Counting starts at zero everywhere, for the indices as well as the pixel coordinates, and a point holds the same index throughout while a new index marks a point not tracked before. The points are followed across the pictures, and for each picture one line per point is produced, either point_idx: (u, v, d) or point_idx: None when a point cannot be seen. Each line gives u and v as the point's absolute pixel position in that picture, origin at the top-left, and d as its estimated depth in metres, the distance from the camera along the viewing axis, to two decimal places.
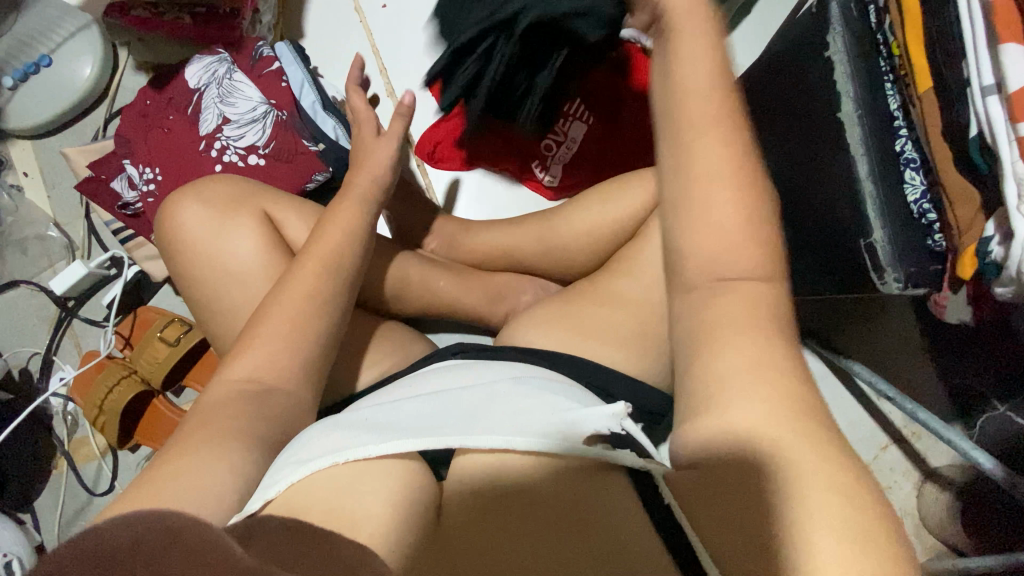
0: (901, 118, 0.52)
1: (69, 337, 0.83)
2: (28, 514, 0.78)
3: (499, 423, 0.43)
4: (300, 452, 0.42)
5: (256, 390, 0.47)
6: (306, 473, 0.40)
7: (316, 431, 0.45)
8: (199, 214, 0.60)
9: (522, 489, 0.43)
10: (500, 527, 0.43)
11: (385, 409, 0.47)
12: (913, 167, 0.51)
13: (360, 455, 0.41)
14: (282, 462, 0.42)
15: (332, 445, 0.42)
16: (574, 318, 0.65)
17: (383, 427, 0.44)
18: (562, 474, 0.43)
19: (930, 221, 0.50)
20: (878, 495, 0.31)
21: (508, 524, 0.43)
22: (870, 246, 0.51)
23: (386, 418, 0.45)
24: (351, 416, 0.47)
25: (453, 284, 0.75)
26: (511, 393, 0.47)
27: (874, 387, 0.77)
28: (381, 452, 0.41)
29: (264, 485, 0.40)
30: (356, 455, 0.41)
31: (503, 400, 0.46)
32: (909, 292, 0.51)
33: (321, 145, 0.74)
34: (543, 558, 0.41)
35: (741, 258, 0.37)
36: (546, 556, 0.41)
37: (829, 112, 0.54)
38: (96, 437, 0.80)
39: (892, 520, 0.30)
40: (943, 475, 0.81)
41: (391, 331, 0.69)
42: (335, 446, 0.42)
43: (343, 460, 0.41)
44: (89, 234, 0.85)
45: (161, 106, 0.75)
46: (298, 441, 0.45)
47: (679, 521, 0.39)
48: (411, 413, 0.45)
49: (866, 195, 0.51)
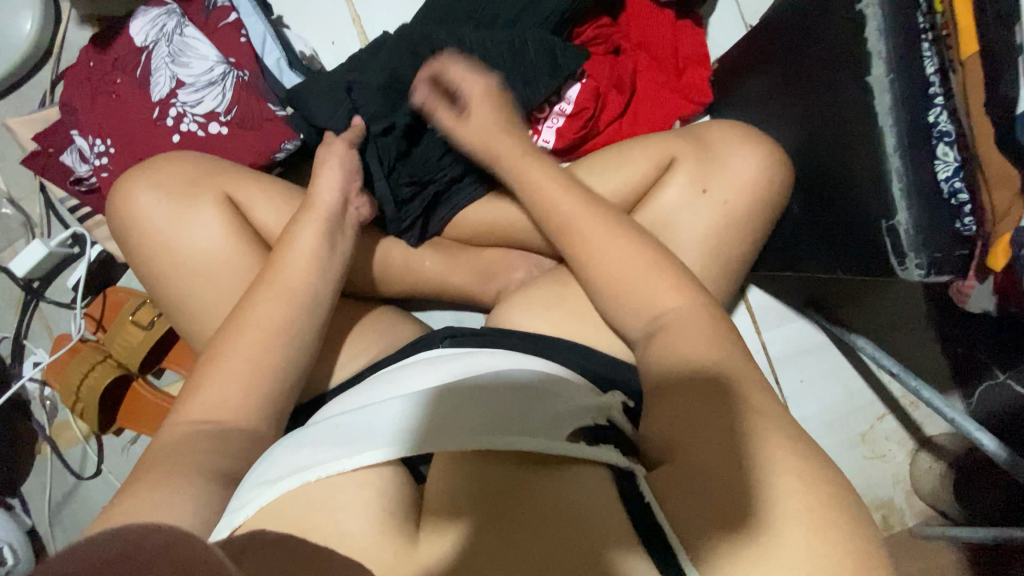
0: (937, 83, 0.45)
1: (38, 320, 0.79)
2: (16, 499, 0.77)
3: (473, 420, 0.39)
4: (270, 468, 0.40)
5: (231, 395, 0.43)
6: (276, 494, 0.38)
7: (284, 444, 0.42)
8: (157, 195, 0.55)
9: (494, 489, 0.38)
10: (467, 524, 0.36)
11: (357, 411, 0.43)
12: (947, 142, 0.45)
13: (333, 471, 0.38)
14: (251, 481, 0.40)
15: (304, 460, 0.39)
16: (569, 301, 0.61)
17: (354, 435, 0.40)
18: (535, 471, 0.38)
19: (961, 203, 0.45)
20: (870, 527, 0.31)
21: (474, 522, 0.36)
22: (892, 229, 0.48)
23: (356, 423, 0.41)
24: (321, 423, 0.43)
25: (439, 262, 0.70)
26: (494, 386, 0.42)
27: (875, 360, 0.73)
28: (356, 464, 0.39)
29: (232, 508, 0.38)
30: (329, 472, 0.38)
31: (481, 392, 0.41)
32: (930, 279, 0.48)
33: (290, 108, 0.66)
34: (514, 558, 0.33)
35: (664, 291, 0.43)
36: (517, 554, 0.33)
37: (858, 75, 0.48)
38: (78, 421, 0.78)
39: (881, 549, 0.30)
40: (938, 443, 0.80)
41: (376, 315, 0.65)
42: (306, 462, 0.39)
43: (316, 476, 0.38)
44: (48, 211, 0.79)
45: (107, 68, 0.68)
46: (263, 459, 0.42)
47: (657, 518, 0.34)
48: (383, 412, 0.41)
49: (891, 172, 0.47)
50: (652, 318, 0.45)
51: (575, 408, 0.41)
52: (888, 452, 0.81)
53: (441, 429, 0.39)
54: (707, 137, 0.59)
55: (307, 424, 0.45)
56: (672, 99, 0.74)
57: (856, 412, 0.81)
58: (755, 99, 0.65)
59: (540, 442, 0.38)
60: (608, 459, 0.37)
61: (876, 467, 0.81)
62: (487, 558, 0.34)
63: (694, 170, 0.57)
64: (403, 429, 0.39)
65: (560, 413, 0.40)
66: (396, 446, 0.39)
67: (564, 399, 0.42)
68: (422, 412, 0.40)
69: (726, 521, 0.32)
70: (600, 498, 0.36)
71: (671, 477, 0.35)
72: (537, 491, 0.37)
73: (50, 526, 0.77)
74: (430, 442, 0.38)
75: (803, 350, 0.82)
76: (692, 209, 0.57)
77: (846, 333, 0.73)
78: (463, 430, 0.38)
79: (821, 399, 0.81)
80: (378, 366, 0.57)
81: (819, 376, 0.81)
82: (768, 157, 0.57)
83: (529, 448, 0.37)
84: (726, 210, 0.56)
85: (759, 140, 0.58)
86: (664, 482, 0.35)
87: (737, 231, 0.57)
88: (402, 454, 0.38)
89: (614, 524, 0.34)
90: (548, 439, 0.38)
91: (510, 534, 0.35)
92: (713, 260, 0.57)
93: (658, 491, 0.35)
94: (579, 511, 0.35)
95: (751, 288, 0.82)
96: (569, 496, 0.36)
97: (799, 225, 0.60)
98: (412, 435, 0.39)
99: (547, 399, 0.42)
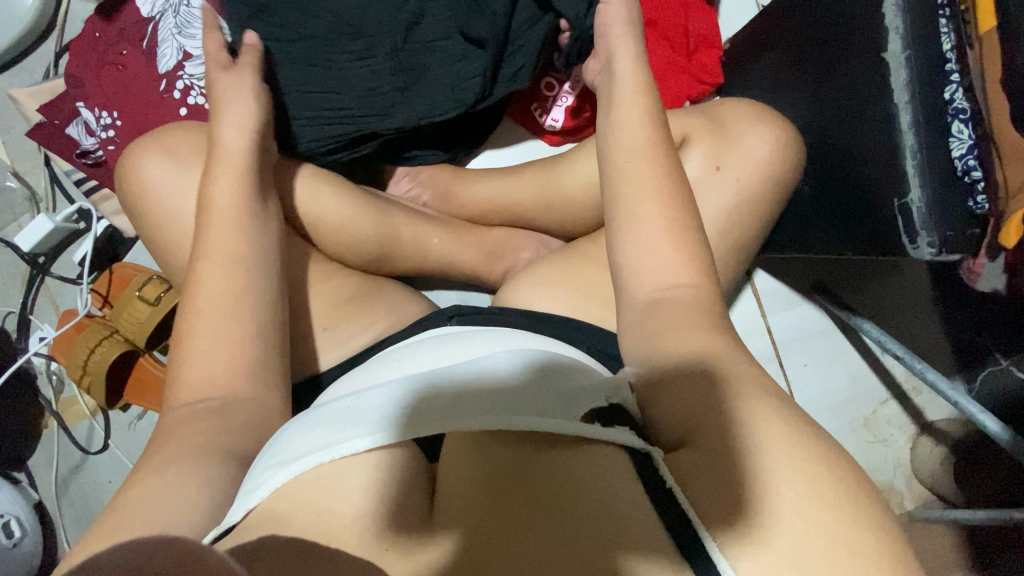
0: (953, 61, 0.46)
1: (44, 295, 0.79)
2: (23, 473, 0.78)
3: (484, 402, 0.38)
4: (281, 451, 0.40)
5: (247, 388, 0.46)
6: (291, 476, 0.38)
7: (293, 426, 0.42)
8: (165, 169, 0.55)
9: (506, 473, 0.37)
10: (478, 516, 0.36)
11: (363, 393, 0.43)
12: (961, 119, 0.46)
13: (345, 453, 0.38)
14: (263, 465, 0.40)
15: (313, 443, 0.39)
16: (577, 279, 0.62)
17: (361, 416, 0.40)
18: (548, 452, 0.38)
19: (974, 180, 0.46)
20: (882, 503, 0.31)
21: (489, 509, 0.36)
22: (906, 206, 0.47)
23: (364, 405, 0.41)
24: (328, 404, 0.43)
25: (447, 240, 0.70)
26: (501, 368, 0.41)
27: (881, 345, 0.73)
28: (365, 447, 0.38)
29: (244, 491, 0.38)
30: (339, 454, 0.38)
31: (490, 373, 0.41)
32: (941, 258, 0.48)
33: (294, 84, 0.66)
34: (533, 543, 0.33)
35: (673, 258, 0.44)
36: (536, 540, 0.34)
37: (872, 52, 0.48)
38: (85, 396, 0.79)
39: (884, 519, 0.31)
40: (940, 429, 0.80)
41: (384, 293, 0.65)
42: (316, 444, 0.39)
43: (326, 458, 0.38)
44: (52, 185, 0.79)
45: (112, 40, 0.67)
46: (273, 442, 0.42)
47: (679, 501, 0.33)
48: (391, 395, 0.41)
49: (906, 150, 0.46)
50: (661, 286, 0.44)
51: (587, 387, 0.40)
52: (890, 437, 0.82)
53: (450, 411, 0.38)
54: (719, 115, 0.59)
55: (312, 406, 0.45)
56: (682, 78, 0.73)
57: (859, 397, 0.82)
58: (768, 79, 0.64)
59: (556, 421, 0.37)
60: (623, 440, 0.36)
61: (877, 450, 0.82)
62: (504, 544, 0.34)
63: (706, 148, 0.57)
64: (409, 412, 0.39)
65: (570, 392, 0.39)
66: (404, 428, 0.38)
67: (572, 379, 0.41)
68: (429, 396, 0.40)
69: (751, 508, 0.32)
70: (617, 483, 0.35)
71: (692, 466, 0.34)
72: (550, 475, 0.37)
73: (57, 501, 0.77)
74: (440, 422, 0.37)
75: (808, 334, 0.82)
76: (704, 189, 0.56)
77: (853, 318, 0.73)
78: (474, 411, 0.37)
79: (825, 384, 0.81)
80: (386, 342, 0.57)
81: (823, 361, 0.82)
82: (780, 136, 0.57)
83: (541, 426, 0.36)
84: (737, 190, 0.56)
85: (772, 119, 0.57)
86: (686, 467, 0.34)
87: (748, 210, 0.57)
88: (412, 434, 0.38)
89: (634, 508, 0.34)
90: (563, 418, 0.37)
91: (527, 519, 0.35)
92: (722, 240, 0.57)
93: (679, 474, 0.34)
94: (595, 496, 0.35)
95: (758, 272, 0.82)
96: (584, 480, 0.35)
97: (809, 207, 0.60)
98: (420, 417, 0.38)
99: (556, 376, 0.41)
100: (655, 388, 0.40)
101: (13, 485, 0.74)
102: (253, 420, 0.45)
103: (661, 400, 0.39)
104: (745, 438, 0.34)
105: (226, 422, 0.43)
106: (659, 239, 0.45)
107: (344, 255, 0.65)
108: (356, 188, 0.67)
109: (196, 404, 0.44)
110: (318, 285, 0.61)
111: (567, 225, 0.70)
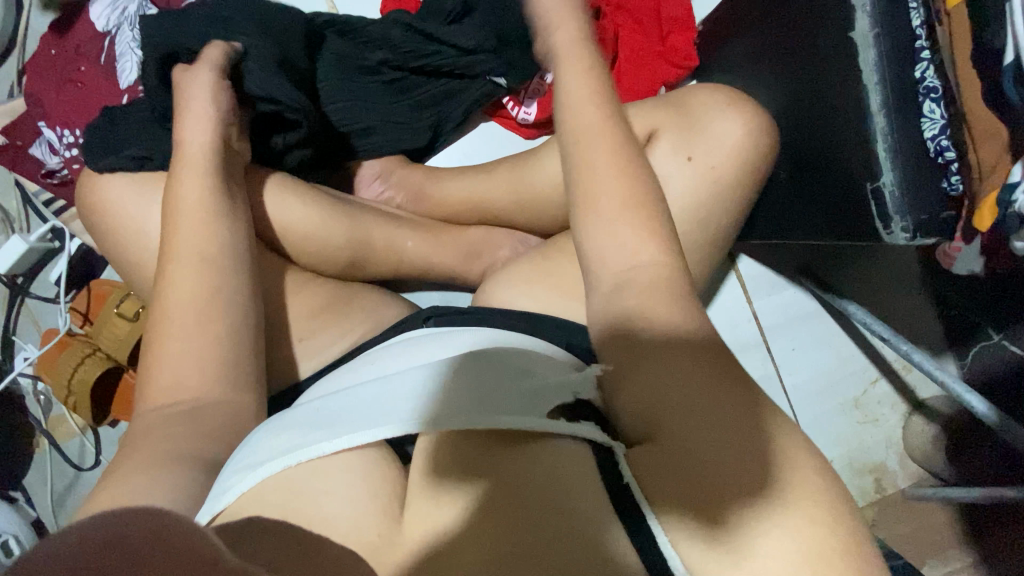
0: (924, 38, 0.45)
1: (25, 315, 0.79)
2: (19, 492, 0.78)
3: (451, 403, 0.38)
4: (250, 454, 0.40)
5: (195, 406, 0.45)
6: (258, 480, 0.38)
7: (264, 429, 0.43)
8: (126, 185, 0.58)
9: (468, 472, 0.37)
10: (446, 512, 0.36)
11: (337, 395, 0.43)
12: (933, 99, 0.44)
13: (314, 456, 0.38)
14: (232, 467, 0.40)
15: (283, 445, 0.39)
16: (554, 276, 0.61)
17: (336, 419, 0.40)
18: (512, 448, 0.37)
19: (948, 161, 0.45)
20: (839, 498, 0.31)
21: (459, 507, 0.36)
22: (877, 190, 0.46)
23: (337, 408, 0.41)
24: (305, 406, 0.43)
25: (422, 242, 0.69)
26: (471, 368, 0.41)
27: (867, 327, 0.72)
28: (337, 449, 0.39)
29: (212, 495, 0.38)
30: (310, 455, 0.38)
31: (459, 371, 0.41)
32: (917, 242, 0.47)
33: (351, 107, 0.70)
34: (492, 545, 0.33)
35: None
36: (494, 541, 0.33)
37: (839, 31, 0.46)
38: (73, 414, 0.79)
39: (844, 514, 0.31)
40: (931, 406, 0.80)
41: (361, 299, 0.64)
42: (285, 447, 0.39)
43: (295, 461, 0.38)
44: (24, 204, 0.78)
45: (69, 57, 0.68)
46: (245, 443, 0.42)
47: (637, 499, 0.33)
48: (365, 398, 0.41)
49: (876, 132, 0.45)
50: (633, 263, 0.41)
51: (551, 381, 0.41)
52: (881, 416, 0.81)
53: (421, 411, 0.38)
54: (689, 103, 0.57)
55: (291, 406, 0.45)
56: (655, 64, 0.72)
57: (848, 377, 0.81)
58: (739, 63, 0.63)
59: (518, 419, 0.37)
60: (587, 436, 0.37)
61: (868, 431, 0.81)
62: (472, 545, 0.34)
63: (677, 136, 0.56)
64: (383, 412, 0.39)
65: (540, 389, 0.40)
66: (376, 431, 0.38)
67: (543, 378, 0.41)
68: (399, 397, 0.40)
69: (702, 498, 0.31)
70: (578, 478, 0.35)
71: (654, 455, 0.34)
72: (516, 474, 0.36)
73: (53, 517, 0.78)
74: (412, 423, 0.38)
75: (795, 318, 0.81)
76: (680, 179, 0.54)
77: (838, 300, 0.72)
78: (441, 413, 0.38)
79: (814, 366, 0.81)
80: (360, 350, 0.56)
81: (811, 342, 0.81)
82: (754, 122, 0.55)
83: (507, 424, 0.37)
84: (715, 180, 0.54)
85: (743, 103, 0.55)
86: (645, 463, 0.34)
87: (723, 200, 0.55)
88: (384, 435, 0.38)
89: (591, 505, 0.34)
90: (521, 415, 0.37)
91: (491, 513, 0.35)
92: (697, 231, 0.55)
93: (637, 470, 0.34)
94: (556, 494, 0.35)
95: (740, 258, 0.80)
96: (541, 480, 0.35)
97: (788, 190, 0.58)
98: (389, 416, 0.39)
99: (526, 374, 0.41)
100: (624, 367, 0.38)
101: (9, 505, 0.75)
102: (225, 423, 0.46)
103: (628, 380, 0.37)
104: (716, 423, 0.33)
105: (198, 431, 0.44)
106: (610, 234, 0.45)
107: (317, 264, 0.64)
108: (326, 192, 0.66)
109: (172, 409, 0.46)
110: (290, 296, 0.60)
111: (544, 222, 0.68)
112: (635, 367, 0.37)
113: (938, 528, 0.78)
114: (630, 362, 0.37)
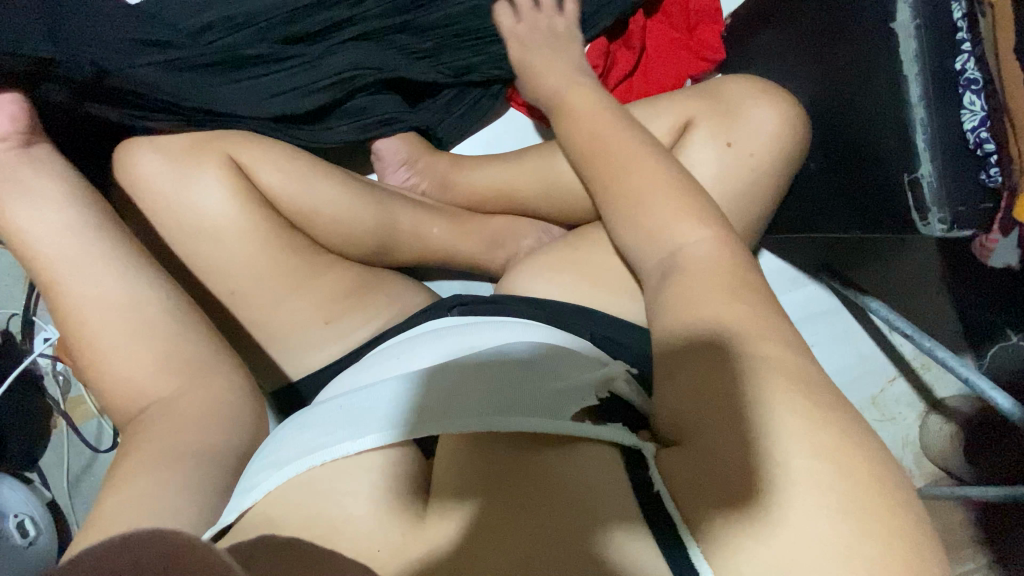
0: (965, 28, 0.43)
1: (47, 295, 0.79)
2: (35, 472, 0.78)
3: (476, 399, 0.37)
4: (276, 453, 0.39)
5: None
6: (285, 478, 0.37)
7: (288, 427, 0.42)
8: (157, 163, 0.58)
9: (496, 472, 0.36)
10: (473, 506, 0.35)
11: (357, 391, 0.42)
12: (973, 90, 0.44)
13: (337, 455, 0.37)
14: (259, 464, 0.40)
15: (306, 444, 0.38)
16: (581, 264, 0.61)
17: (357, 417, 0.39)
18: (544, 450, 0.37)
19: (987, 153, 0.44)
20: (893, 487, 0.30)
21: (484, 505, 0.35)
22: (915, 181, 0.46)
23: (357, 406, 0.40)
24: (325, 403, 0.42)
25: (447, 230, 0.69)
26: (491, 366, 0.40)
27: (888, 323, 0.71)
28: (360, 449, 0.37)
29: (241, 491, 0.38)
30: (335, 455, 0.37)
31: (479, 370, 0.40)
32: (953, 233, 0.47)
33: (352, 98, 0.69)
34: (517, 552, 0.32)
35: (679, 235, 0.43)
36: (520, 546, 0.32)
37: (879, 23, 0.47)
38: (92, 395, 0.79)
39: (899, 502, 0.30)
40: (949, 406, 0.80)
41: (386, 285, 0.64)
42: (310, 445, 0.38)
43: (319, 461, 0.37)
44: None
45: None
46: (271, 442, 0.41)
47: (665, 505, 0.32)
48: (386, 395, 0.40)
49: (915, 123, 0.45)
50: (671, 247, 0.42)
51: (574, 384, 0.40)
52: (899, 415, 0.81)
53: (445, 411, 0.37)
54: (722, 94, 0.57)
55: (315, 403, 0.45)
56: (683, 56, 0.72)
57: (867, 375, 0.81)
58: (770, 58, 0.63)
59: (544, 420, 0.36)
60: (615, 439, 0.36)
61: (887, 429, 0.81)
62: (500, 548, 0.32)
63: (710, 127, 0.55)
64: (407, 412, 0.38)
65: (561, 388, 0.39)
66: (398, 430, 0.37)
67: (564, 376, 0.40)
68: (419, 395, 0.39)
69: (738, 506, 0.30)
70: (601, 480, 0.34)
71: (680, 462, 0.33)
72: (543, 477, 0.35)
73: (69, 499, 0.78)
74: (437, 423, 0.36)
75: (815, 314, 0.80)
76: (712, 170, 0.54)
77: (860, 296, 0.72)
78: (465, 409, 0.37)
79: (832, 362, 0.80)
80: (388, 334, 0.56)
81: (828, 340, 0.80)
82: (788, 113, 0.55)
83: (536, 426, 0.36)
84: (746, 172, 0.54)
85: (779, 95, 0.55)
86: (674, 467, 0.33)
87: (754, 191, 0.55)
88: (405, 436, 0.37)
89: (618, 508, 0.33)
90: (549, 416, 0.37)
91: (521, 515, 0.34)
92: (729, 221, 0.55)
93: (666, 473, 0.34)
94: (582, 497, 0.34)
95: (761, 253, 0.79)
96: (568, 481, 0.35)
97: (817, 184, 0.58)
98: (411, 416, 0.38)
99: (548, 373, 0.40)
100: (661, 373, 0.38)
101: (25, 485, 0.75)
102: None
103: (670, 380, 0.37)
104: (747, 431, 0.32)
105: None
106: (646, 219, 0.44)
107: (342, 248, 0.64)
108: (352, 176, 0.66)
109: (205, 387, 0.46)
110: (316, 279, 0.60)
111: (569, 213, 0.68)
112: (667, 377, 0.37)
113: (955, 527, 0.78)
114: (660, 372, 0.38)
